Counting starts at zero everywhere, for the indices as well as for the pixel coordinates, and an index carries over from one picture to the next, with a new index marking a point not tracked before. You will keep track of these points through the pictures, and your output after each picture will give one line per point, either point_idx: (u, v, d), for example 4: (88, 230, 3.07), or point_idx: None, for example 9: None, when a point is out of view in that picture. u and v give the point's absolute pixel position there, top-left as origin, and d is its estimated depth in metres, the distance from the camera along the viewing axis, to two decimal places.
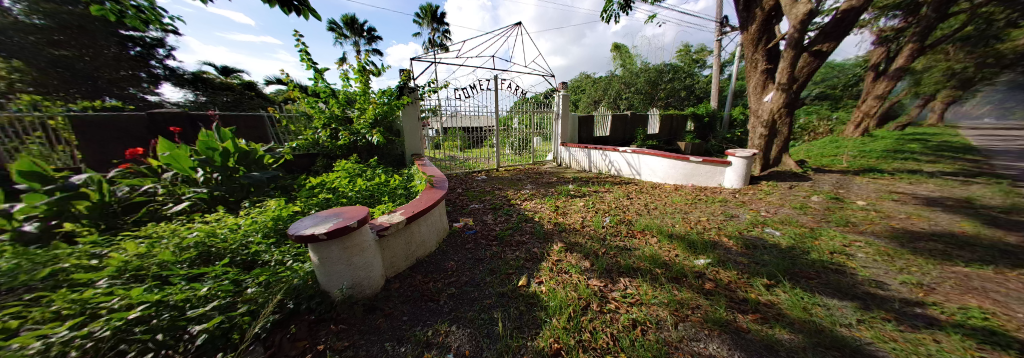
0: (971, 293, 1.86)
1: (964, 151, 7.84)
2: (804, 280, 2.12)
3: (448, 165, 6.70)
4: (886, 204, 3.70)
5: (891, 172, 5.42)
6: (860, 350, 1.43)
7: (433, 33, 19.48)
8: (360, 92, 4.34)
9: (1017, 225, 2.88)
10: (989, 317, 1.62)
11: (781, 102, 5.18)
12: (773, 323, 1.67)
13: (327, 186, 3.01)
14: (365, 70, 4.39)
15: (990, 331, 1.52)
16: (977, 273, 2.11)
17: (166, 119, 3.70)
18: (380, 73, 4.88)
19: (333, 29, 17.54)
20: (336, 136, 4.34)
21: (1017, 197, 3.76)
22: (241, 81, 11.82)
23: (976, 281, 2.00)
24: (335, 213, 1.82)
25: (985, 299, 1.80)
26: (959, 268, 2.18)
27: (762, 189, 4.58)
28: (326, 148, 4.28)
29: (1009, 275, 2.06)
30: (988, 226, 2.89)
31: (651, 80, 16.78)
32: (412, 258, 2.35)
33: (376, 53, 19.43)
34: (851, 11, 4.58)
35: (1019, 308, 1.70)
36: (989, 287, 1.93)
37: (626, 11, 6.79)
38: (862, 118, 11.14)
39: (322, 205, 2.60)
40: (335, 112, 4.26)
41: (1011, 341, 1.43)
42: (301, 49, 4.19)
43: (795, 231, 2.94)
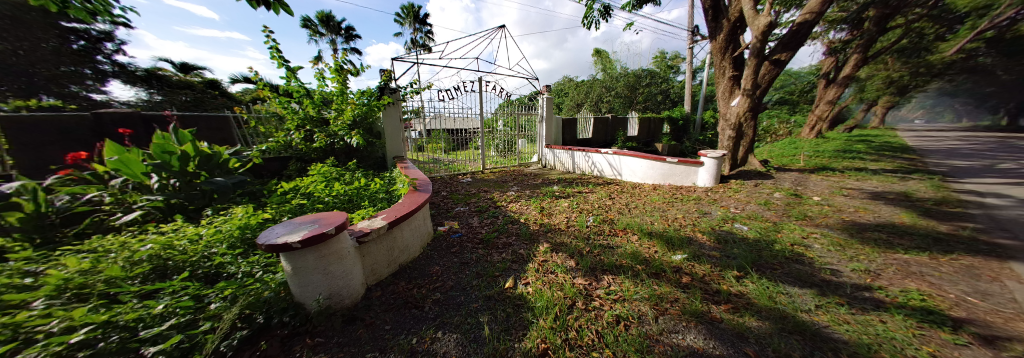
0: (911, 277, 2.10)
1: (901, 151, 8.80)
2: (769, 270, 2.28)
3: (432, 168, 6.60)
4: (838, 199, 4.09)
5: (841, 170, 5.98)
6: (819, 333, 1.57)
7: (415, 33, 19.13)
8: (337, 92, 4.13)
9: (946, 216, 3.29)
10: (927, 298, 1.83)
11: (746, 106, 5.57)
12: (743, 312, 1.79)
13: (301, 190, 2.83)
14: (342, 69, 4.19)
15: (928, 311, 1.72)
16: (915, 259, 2.37)
17: (117, 121, 3.38)
18: (357, 72, 4.68)
19: (307, 25, 16.74)
20: (311, 138, 4.13)
21: (942, 191, 4.29)
22: (203, 79, 10.89)
23: (915, 266, 2.26)
24: (311, 220, 1.72)
25: (922, 282, 2.03)
26: (901, 256, 2.44)
27: (732, 187, 4.90)
28: (301, 152, 4.09)
29: (941, 260, 2.34)
30: (922, 217, 3.28)
31: (629, 85, 17.49)
32: (395, 264, 2.29)
33: (354, 53, 18.71)
34: (805, 24, 5.04)
35: (951, 289, 1.94)
36: (926, 271, 2.19)
37: (606, 18, 7.03)
38: (816, 121, 12.27)
39: (297, 210, 2.45)
40: (310, 113, 4.04)
41: (944, 319, 1.63)
42: (272, 46, 3.94)
43: (761, 225, 3.17)
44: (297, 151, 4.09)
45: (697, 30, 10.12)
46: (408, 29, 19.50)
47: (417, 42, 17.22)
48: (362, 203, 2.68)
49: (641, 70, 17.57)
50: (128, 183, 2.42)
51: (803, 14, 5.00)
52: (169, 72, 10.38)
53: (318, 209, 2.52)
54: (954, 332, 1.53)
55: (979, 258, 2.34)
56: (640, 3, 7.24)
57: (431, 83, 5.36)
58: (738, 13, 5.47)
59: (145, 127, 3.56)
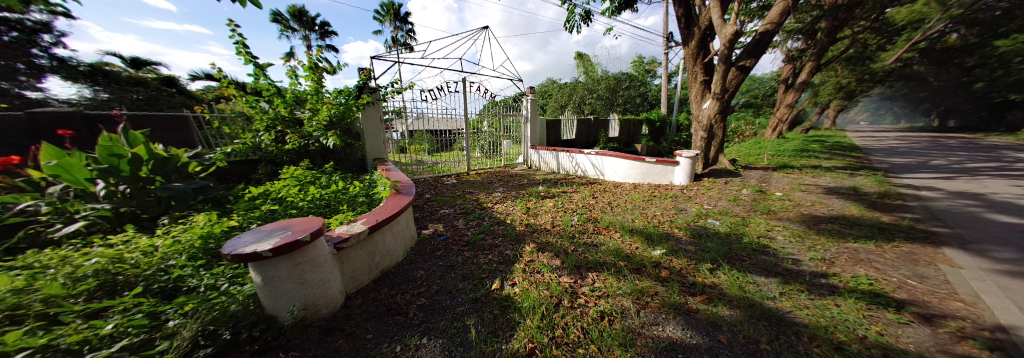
0: (861, 264, 2.33)
1: (851, 150, 9.72)
2: (739, 262, 2.44)
3: (415, 170, 6.45)
4: (797, 194, 4.47)
5: (799, 167, 6.53)
6: (783, 319, 1.71)
7: (396, 32, 18.58)
8: (312, 91, 3.92)
9: (888, 208, 3.69)
10: (873, 282, 2.04)
11: (716, 109, 5.95)
12: (717, 302, 1.90)
13: (272, 195, 2.65)
14: (317, 67, 3.99)
15: (875, 293, 1.92)
16: (864, 248, 2.64)
17: (53, 121, 3.03)
18: (334, 71, 4.46)
19: (277, 19, 15.74)
20: (282, 139, 3.88)
21: (883, 185, 4.80)
22: (158, 76, 9.72)
23: (863, 254, 2.51)
24: (283, 227, 1.62)
25: (869, 268, 2.26)
26: (852, 245, 2.70)
27: (704, 185, 5.19)
28: (272, 154, 3.85)
29: (884, 247, 2.62)
30: (868, 209, 3.66)
31: (609, 88, 18.04)
32: (377, 270, 2.21)
33: (330, 50, 17.82)
34: (766, 33, 5.46)
35: (895, 274, 2.17)
36: (873, 258, 2.44)
37: (587, 22, 7.23)
38: (777, 123, 13.33)
39: (268, 216, 2.30)
40: (280, 113, 3.80)
41: (887, 300, 1.83)
42: (238, 41, 3.67)
43: (731, 220, 3.39)
44: (267, 153, 3.84)
45: (672, 36, 10.66)
46: (388, 27, 18.91)
47: (397, 40, 16.76)
48: (341, 207, 2.57)
49: (620, 73, 18.16)
50: (69, 191, 2.16)
51: (764, 24, 5.42)
52: (117, 68, 9.16)
53: (292, 214, 2.38)
54: (896, 312, 1.73)
55: (915, 245, 2.65)
56: (619, 9, 7.51)
57: (413, 83, 5.23)
58: (708, 22, 5.82)
59: (88, 127, 3.22)
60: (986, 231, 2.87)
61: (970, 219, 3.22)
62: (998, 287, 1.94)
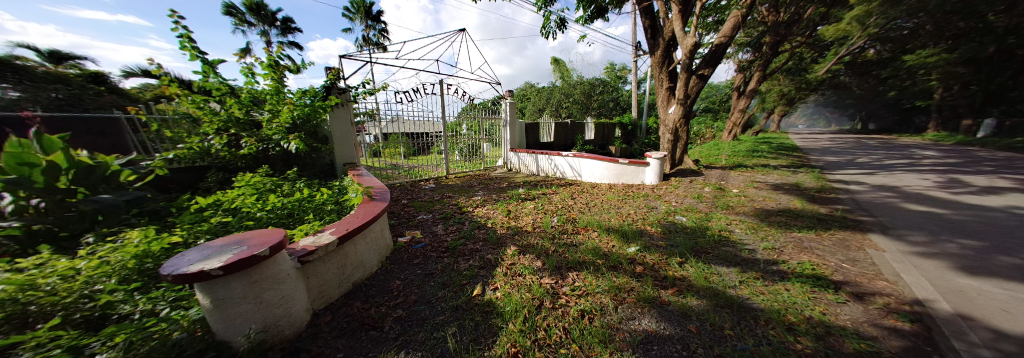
0: (804, 251, 2.64)
1: (793, 150, 10.99)
2: (704, 254, 2.64)
3: (391, 175, 6.19)
4: (751, 191, 4.95)
5: (751, 167, 7.23)
6: (743, 305, 1.88)
7: (368, 31, 17.83)
8: (271, 91, 3.59)
9: (824, 201, 4.21)
10: (816, 268, 2.31)
11: (680, 114, 6.42)
12: (687, 294, 2.03)
13: (224, 205, 2.37)
14: (277, 65, 3.67)
15: (816, 277, 2.18)
16: (806, 236, 2.98)
17: None
18: (297, 69, 4.12)
19: (232, 13, 14.37)
20: (236, 144, 3.53)
21: (819, 182, 5.48)
22: (81, 72, 7.96)
23: (806, 242, 2.84)
24: (236, 241, 1.46)
25: (811, 255, 2.56)
26: (796, 234, 3.05)
27: (672, 184, 5.57)
28: (224, 160, 3.45)
29: (821, 236, 2.99)
30: (808, 203, 4.15)
31: (584, 93, 18.76)
32: (348, 283, 2.07)
33: (295, 48, 16.60)
34: (721, 46, 6.04)
35: (831, 259, 2.48)
36: (813, 245, 2.77)
37: (562, 29, 7.47)
38: (732, 127, 14.68)
39: (219, 229, 2.04)
40: (234, 115, 3.44)
41: (825, 282, 2.09)
42: (182, 34, 3.27)
43: (696, 216, 3.66)
44: (218, 159, 3.43)
45: (639, 45, 11.35)
46: (360, 25, 18.12)
47: (369, 40, 16.03)
48: (306, 217, 2.37)
49: (594, 79, 18.98)
50: None
51: (719, 38, 6.00)
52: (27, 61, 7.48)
53: (248, 226, 2.14)
54: (834, 292, 1.97)
55: (847, 232, 3.06)
56: (591, 17, 7.86)
57: (387, 85, 5.02)
58: (671, 33, 6.29)
59: None
60: (900, 218, 3.39)
61: (889, 208, 3.78)
62: (912, 267, 2.28)
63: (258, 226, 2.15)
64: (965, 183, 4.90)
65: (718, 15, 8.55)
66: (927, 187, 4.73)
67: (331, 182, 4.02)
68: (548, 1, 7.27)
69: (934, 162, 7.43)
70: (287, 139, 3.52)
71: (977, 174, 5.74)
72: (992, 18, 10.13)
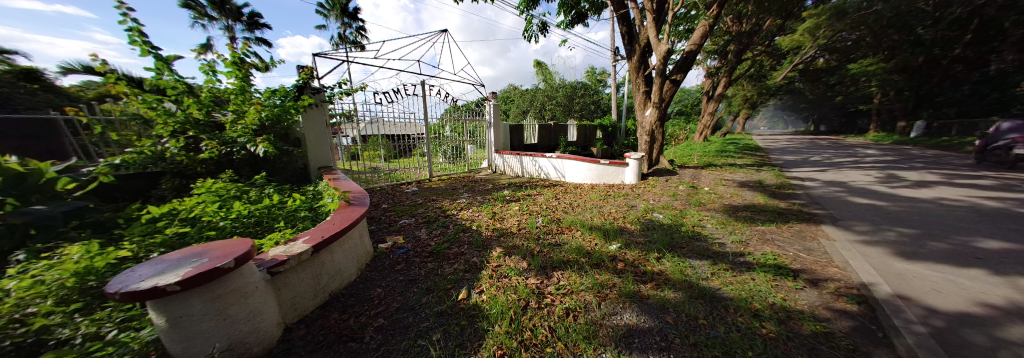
0: (766, 243, 2.87)
1: (756, 150, 11.90)
2: (680, 249, 2.79)
3: (370, 178, 5.95)
4: (720, 188, 5.30)
5: (720, 166, 7.74)
6: (715, 295, 2.01)
7: (344, 29, 17.07)
8: (236, 90, 3.33)
9: (783, 197, 4.60)
10: (777, 258, 2.52)
11: (656, 117, 6.74)
12: (664, 287, 2.14)
13: (180, 214, 2.14)
14: (243, 63, 3.40)
15: (777, 266, 2.38)
16: (769, 229, 3.25)
17: None
18: (265, 67, 3.85)
19: (189, 5, 13.15)
20: (195, 148, 3.23)
21: (779, 179, 5.97)
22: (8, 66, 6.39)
23: (769, 235, 3.09)
24: (196, 253, 1.33)
25: (773, 246, 2.79)
26: (760, 227, 3.31)
27: (650, 183, 5.82)
28: (181, 165, 3.13)
29: (781, 228, 3.26)
30: (771, 198, 4.51)
31: (567, 95, 19.15)
32: (325, 293, 1.96)
33: (264, 45, 15.52)
34: (691, 53, 6.41)
35: (790, 249, 2.71)
36: (774, 237, 3.02)
37: (544, 33, 7.59)
38: (703, 129, 15.62)
39: (176, 240, 1.85)
40: (192, 116, 3.14)
41: (785, 270, 2.28)
42: (131, 27, 2.94)
43: (672, 213, 3.86)
44: (173, 164, 3.10)
45: (618, 50, 11.80)
46: (336, 23, 17.32)
47: (346, 38, 15.32)
48: (277, 226, 2.21)
49: (575, 82, 19.44)
50: None
51: (689, 45, 6.37)
52: None
53: (209, 236, 1.95)
54: (792, 279, 2.16)
55: (803, 224, 3.36)
56: (572, 22, 8.05)
57: (365, 85, 4.82)
58: (646, 40, 6.59)
59: None
60: (847, 210, 3.77)
61: (838, 202, 4.19)
62: (857, 255, 2.54)
63: (220, 237, 1.97)
64: (900, 178, 5.54)
65: (688, 24, 9.09)
66: (870, 182, 5.30)
67: (304, 187, 3.79)
68: (529, 5, 7.37)
69: (875, 160, 8.32)
70: (253, 141, 3.25)
71: (909, 170, 6.50)
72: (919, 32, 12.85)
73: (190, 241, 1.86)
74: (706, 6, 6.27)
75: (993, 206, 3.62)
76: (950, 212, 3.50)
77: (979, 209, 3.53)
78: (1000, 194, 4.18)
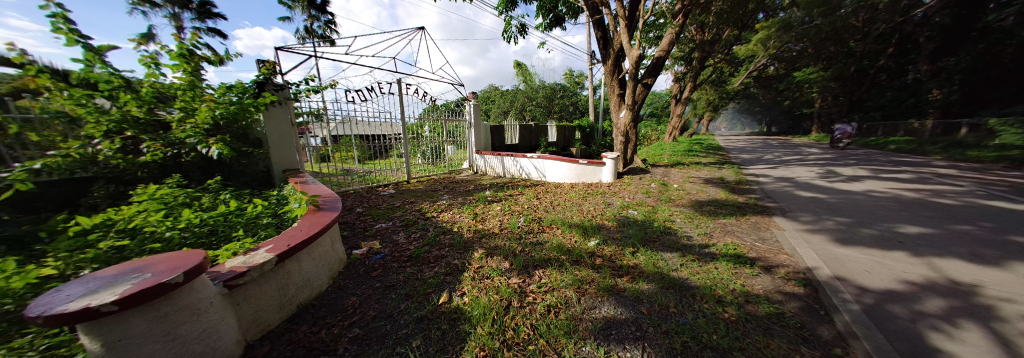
0: (727, 234, 3.14)
1: (718, 149, 12.92)
2: (652, 243, 2.96)
3: (342, 181, 5.62)
4: (688, 185, 5.70)
5: (686, 164, 8.30)
6: (684, 284, 2.16)
7: (312, 22, 15.95)
8: (183, 85, 2.98)
9: (742, 192, 5.04)
10: (736, 247, 2.76)
11: (629, 118, 7.06)
12: (639, 280, 2.25)
13: (118, 225, 1.84)
14: (192, 56, 3.06)
15: (736, 254, 2.61)
16: (730, 222, 3.55)
17: None
18: (220, 62, 3.52)
19: None
20: (135, 150, 2.85)
21: (738, 176, 6.54)
22: None
23: (729, 226, 3.38)
24: (137, 268, 1.17)
25: (733, 237, 3.06)
26: (722, 220, 3.61)
27: (625, 181, 6.09)
28: (118, 169, 2.71)
29: (740, 220, 3.58)
30: (731, 193, 4.93)
31: (546, 96, 19.45)
32: (292, 305, 1.82)
33: (218, 36, 14.04)
34: (661, 58, 6.80)
35: (747, 239, 2.99)
36: (733, 229, 3.32)
37: (523, 35, 7.66)
38: (672, 130, 16.63)
39: (113, 254, 1.59)
40: (130, 114, 2.78)
41: (743, 259, 2.51)
42: (55, 13, 2.57)
43: (646, 209, 4.09)
44: (108, 167, 2.65)
45: (593, 54, 12.21)
46: (303, 16, 16.14)
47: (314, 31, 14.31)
48: (236, 235, 2.00)
49: (554, 84, 19.82)
50: None
51: (658, 52, 6.74)
52: None
53: (153, 249, 1.70)
54: (749, 266, 2.39)
55: (758, 216, 3.72)
56: (550, 25, 8.19)
57: (336, 83, 4.55)
58: (619, 45, 6.88)
59: None
60: (794, 203, 4.22)
61: (787, 196, 4.68)
62: (801, 242, 2.87)
63: (167, 249, 1.72)
64: (836, 174, 6.30)
65: (658, 32, 9.64)
66: (812, 178, 5.97)
67: (267, 191, 3.49)
68: (508, 6, 7.39)
69: (816, 158, 9.39)
70: (205, 142, 2.95)
71: (843, 166, 7.41)
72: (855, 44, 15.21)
73: (131, 254, 1.61)
74: (672, 15, 6.69)
75: (906, 197, 4.23)
76: (876, 202, 4.04)
77: (898, 199, 4.12)
78: (913, 186, 4.90)
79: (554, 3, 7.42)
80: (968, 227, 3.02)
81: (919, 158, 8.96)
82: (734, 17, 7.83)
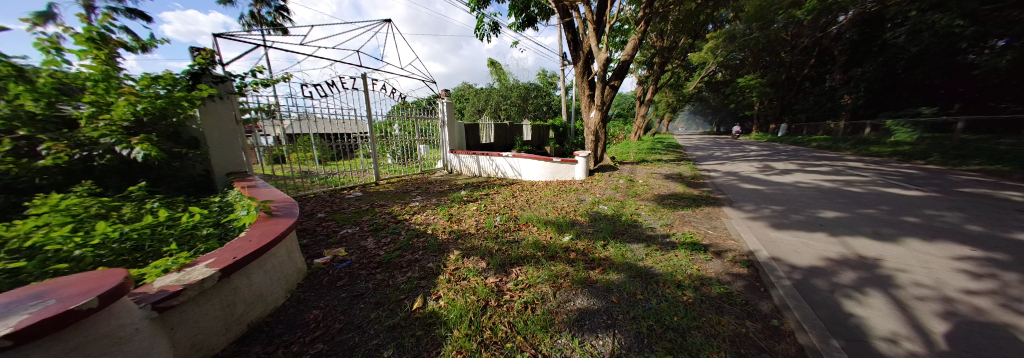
0: (685, 224, 3.46)
1: (676, 147, 14.12)
2: (621, 235, 3.15)
3: (301, 184, 5.13)
4: (652, 180, 6.15)
5: (650, 161, 8.92)
6: (648, 272, 2.33)
7: (265, 9, 14.39)
8: (94, 73, 2.49)
9: (698, 186, 5.57)
10: (694, 236, 3.05)
11: (599, 118, 7.39)
12: (610, 271, 2.38)
13: (10, 243, 1.42)
14: (105, 41, 2.65)
15: (693, 242, 2.89)
16: (688, 213, 3.91)
17: None
18: (142, 49, 3.02)
19: None
20: (31, 153, 2.24)
21: (693, 171, 7.20)
22: None
23: (687, 217, 3.72)
24: (35, 294, 0.95)
25: (690, 226, 3.38)
26: (681, 212, 3.96)
27: (596, 178, 6.37)
28: (6, 176, 2.06)
29: (696, 211, 3.96)
30: (689, 187, 5.42)
31: (520, 96, 19.66)
32: (242, 323, 1.62)
33: None
34: (626, 62, 7.21)
35: (701, 228, 3.32)
36: (690, 219, 3.66)
37: (496, 33, 7.62)
38: (637, 129, 17.75)
39: (2, 279, 1.19)
40: (23, 109, 2.19)
41: (698, 246, 2.79)
42: None
43: (615, 204, 4.33)
44: None
45: (564, 55, 12.53)
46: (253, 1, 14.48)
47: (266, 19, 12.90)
48: (169, 249, 1.71)
49: (528, 83, 20.08)
50: None
51: (624, 56, 7.14)
52: None
53: (57, 270, 1.34)
54: (704, 252, 2.65)
55: (710, 207, 4.14)
56: (523, 25, 8.25)
57: (288, 76, 4.13)
58: (588, 48, 7.15)
59: None
60: (740, 194, 4.77)
61: (734, 188, 5.27)
62: (744, 229, 3.25)
63: (78, 269, 1.38)
64: (772, 168, 7.22)
65: (623, 37, 10.23)
66: (753, 172, 6.78)
67: (208, 198, 3.07)
68: (481, 3, 7.29)
69: (757, 154, 10.70)
70: (125, 142, 2.51)
71: (777, 161, 8.53)
72: (786, 55, 17.72)
73: (29, 278, 1.22)
74: (636, 21, 7.10)
75: (825, 187, 5.00)
76: (802, 192, 4.72)
77: (819, 189, 4.85)
78: (831, 178, 5.79)
79: (527, 3, 7.45)
80: (871, 211, 3.66)
81: (834, 153, 10.57)
82: (688, 26, 8.57)
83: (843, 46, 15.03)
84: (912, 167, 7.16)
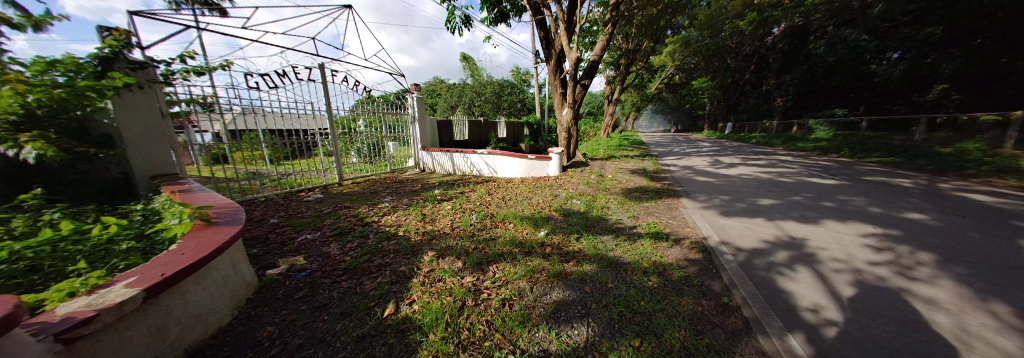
0: (649, 215, 3.72)
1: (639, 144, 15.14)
2: (593, 228, 3.31)
3: (248, 186, 4.57)
4: (619, 175, 6.52)
5: (617, 158, 9.43)
6: (617, 261, 2.48)
7: None
8: None
9: (660, 179, 6.03)
10: (657, 226, 3.30)
11: (571, 116, 7.61)
12: (584, 262, 2.49)
13: None
14: None
15: (656, 231, 3.13)
16: (651, 204, 4.22)
17: None
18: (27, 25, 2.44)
19: None
20: None
21: (656, 166, 7.77)
22: None
23: (650, 208, 4.02)
24: None
25: (653, 217, 3.65)
26: (645, 204, 4.26)
27: (569, 174, 6.57)
28: None
29: (658, 203, 4.29)
30: (652, 181, 5.85)
31: (493, 92, 19.52)
32: (177, 349, 1.39)
33: None
34: (594, 62, 7.51)
35: (662, 218, 3.61)
36: (653, 210, 3.96)
37: (467, 27, 7.44)
38: (606, 127, 18.60)
39: None
40: None
41: (661, 234, 3.02)
42: None
43: (587, 199, 4.52)
44: None
45: (537, 53, 12.69)
46: None
47: None
48: (77, 268, 1.40)
49: (501, 80, 19.99)
50: None
51: (593, 56, 7.43)
52: None
53: None
54: (666, 240, 2.88)
55: (669, 199, 4.52)
56: (495, 20, 8.17)
57: (227, 64, 3.63)
58: (560, 46, 7.31)
59: None
60: (695, 186, 5.27)
61: (690, 181, 5.80)
62: (696, 217, 3.60)
63: None
64: (720, 162, 8.07)
65: (592, 38, 10.64)
66: (705, 166, 7.51)
67: (127, 206, 2.59)
68: None
69: (707, 149, 11.92)
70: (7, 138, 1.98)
71: (724, 156, 9.58)
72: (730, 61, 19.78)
73: None
74: (603, 24, 7.44)
75: (763, 178, 5.71)
76: (746, 183, 5.34)
77: (759, 180, 5.52)
78: (767, 170, 6.63)
79: None
80: (800, 198, 4.27)
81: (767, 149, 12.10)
82: (650, 30, 9.17)
83: (775, 54, 17.18)
84: (829, 160, 8.46)
